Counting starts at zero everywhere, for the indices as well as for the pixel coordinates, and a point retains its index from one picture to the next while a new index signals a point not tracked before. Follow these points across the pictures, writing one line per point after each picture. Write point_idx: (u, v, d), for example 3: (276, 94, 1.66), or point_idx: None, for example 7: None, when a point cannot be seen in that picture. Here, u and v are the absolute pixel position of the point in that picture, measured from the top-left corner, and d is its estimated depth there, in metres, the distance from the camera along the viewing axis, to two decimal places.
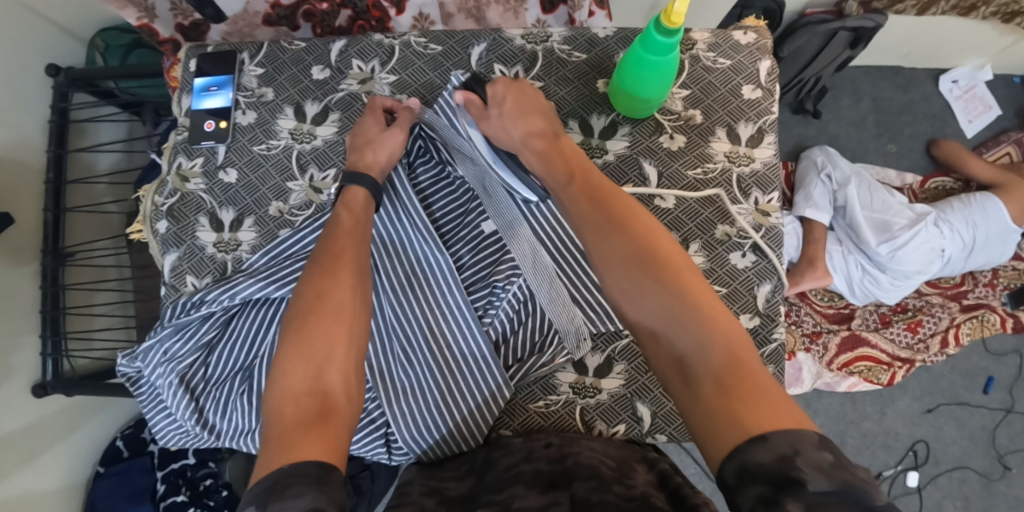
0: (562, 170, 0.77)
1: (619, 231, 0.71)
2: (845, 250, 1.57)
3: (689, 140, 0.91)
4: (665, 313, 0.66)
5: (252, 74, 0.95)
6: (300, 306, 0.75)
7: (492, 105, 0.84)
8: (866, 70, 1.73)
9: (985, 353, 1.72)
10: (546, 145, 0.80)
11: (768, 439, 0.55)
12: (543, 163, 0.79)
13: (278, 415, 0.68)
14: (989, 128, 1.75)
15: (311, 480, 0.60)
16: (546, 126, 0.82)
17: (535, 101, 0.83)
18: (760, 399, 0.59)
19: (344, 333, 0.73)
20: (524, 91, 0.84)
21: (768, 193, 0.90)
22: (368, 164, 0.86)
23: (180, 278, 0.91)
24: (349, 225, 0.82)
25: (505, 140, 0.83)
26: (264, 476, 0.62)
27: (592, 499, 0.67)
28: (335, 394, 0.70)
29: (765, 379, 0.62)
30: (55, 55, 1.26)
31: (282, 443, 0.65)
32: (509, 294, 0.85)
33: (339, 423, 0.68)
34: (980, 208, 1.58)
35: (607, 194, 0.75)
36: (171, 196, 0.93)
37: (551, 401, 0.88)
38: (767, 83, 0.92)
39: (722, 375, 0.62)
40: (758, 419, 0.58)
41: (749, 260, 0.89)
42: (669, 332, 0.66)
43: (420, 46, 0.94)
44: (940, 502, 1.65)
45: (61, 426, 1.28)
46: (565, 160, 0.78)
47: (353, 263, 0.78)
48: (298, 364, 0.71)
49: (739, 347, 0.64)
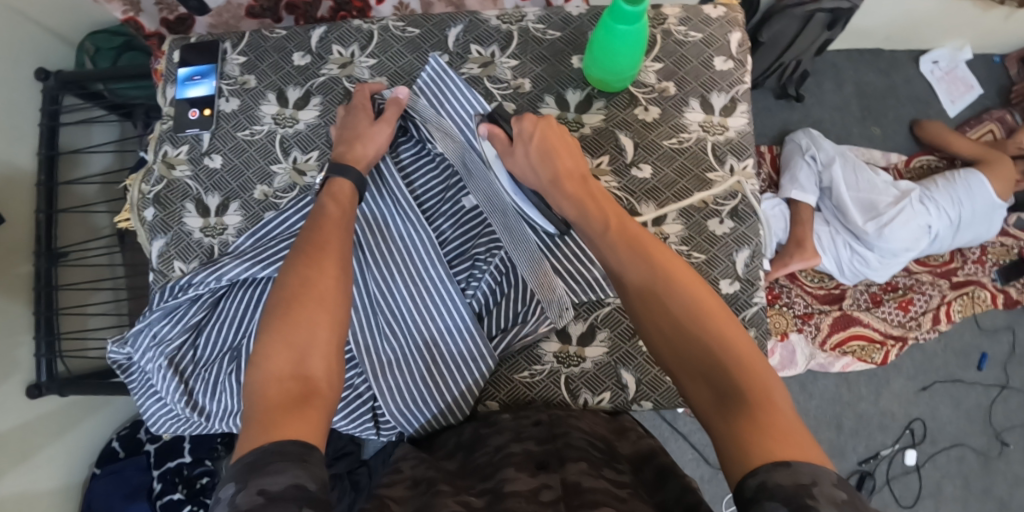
0: (596, 213, 0.77)
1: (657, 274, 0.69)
2: (833, 231, 1.58)
3: (663, 112, 0.92)
4: (704, 350, 0.64)
5: (235, 62, 0.97)
6: (281, 295, 0.71)
7: (518, 142, 0.84)
8: (846, 54, 1.76)
9: (977, 329, 1.73)
10: (575, 184, 0.80)
11: (791, 465, 0.54)
12: (575, 205, 0.79)
13: (257, 398, 0.65)
14: (971, 107, 1.77)
15: (293, 458, 0.59)
16: (573, 166, 0.82)
17: (564, 141, 0.83)
18: (781, 432, 0.57)
19: (329, 319, 0.71)
20: (553, 128, 0.84)
21: (743, 160, 0.92)
22: (356, 158, 0.86)
23: (168, 264, 0.92)
24: (336, 215, 0.80)
25: (531, 179, 0.83)
26: (247, 452, 0.60)
27: (584, 484, 0.67)
28: (317, 380, 0.68)
29: (789, 415, 0.60)
30: (45, 59, 1.28)
31: (263, 422, 0.63)
32: (491, 267, 0.87)
33: (320, 406, 0.66)
34: (966, 184, 1.59)
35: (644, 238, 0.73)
36: (157, 183, 0.94)
37: (536, 371, 0.90)
38: (738, 54, 0.95)
39: (754, 409, 0.59)
40: (781, 448, 0.56)
41: (727, 226, 0.90)
42: (708, 373, 0.63)
43: (398, 30, 0.97)
44: (939, 482, 1.65)
45: (54, 426, 1.27)
46: (598, 203, 0.78)
47: (337, 252, 0.76)
48: (282, 347, 0.68)
49: (771, 385, 0.62)
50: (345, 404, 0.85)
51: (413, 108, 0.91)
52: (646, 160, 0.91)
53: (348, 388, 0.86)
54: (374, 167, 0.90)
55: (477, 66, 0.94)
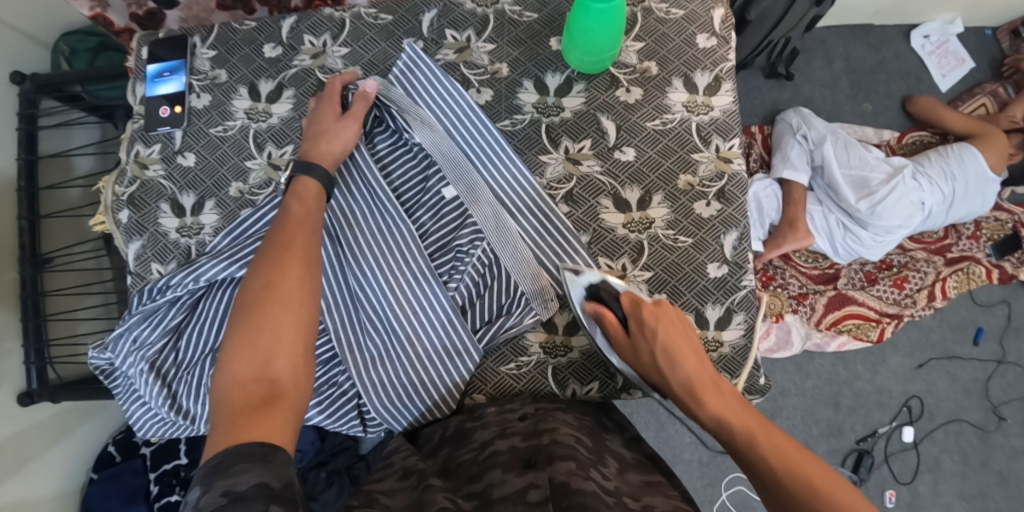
0: (741, 426, 0.67)
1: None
2: (826, 209, 1.57)
3: (646, 92, 0.90)
4: None
5: (204, 57, 0.94)
6: (245, 299, 0.71)
7: (638, 337, 0.76)
8: (835, 31, 1.73)
9: (973, 304, 1.72)
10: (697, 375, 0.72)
11: None
12: (713, 416, 0.69)
13: (223, 402, 0.65)
14: (963, 81, 1.74)
15: (256, 458, 0.59)
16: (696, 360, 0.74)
17: (685, 335, 0.75)
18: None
19: (292, 323, 0.70)
20: (671, 316, 0.77)
21: (729, 140, 0.89)
22: (322, 154, 0.84)
23: (145, 266, 0.89)
24: (300, 215, 0.79)
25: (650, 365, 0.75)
26: (212, 455, 0.60)
27: (571, 484, 0.65)
28: (283, 382, 0.67)
29: None
30: (20, 64, 1.22)
31: (227, 425, 0.63)
32: (473, 258, 0.84)
33: (285, 408, 0.65)
34: (958, 158, 1.57)
35: (791, 451, 0.64)
36: (131, 184, 0.91)
37: (523, 363, 0.88)
38: (721, 31, 0.92)
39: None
40: None
41: (715, 209, 0.88)
42: None
43: (370, 17, 0.94)
44: (938, 457, 1.64)
45: (48, 435, 1.23)
46: (729, 405, 0.69)
47: (302, 254, 0.75)
48: (246, 353, 0.67)
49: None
50: (330, 401, 0.83)
51: (385, 96, 0.88)
52: (629, 143, 0.89)
53: (333, 386, 0.84)
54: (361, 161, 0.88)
55: (453, 52, 0.92)
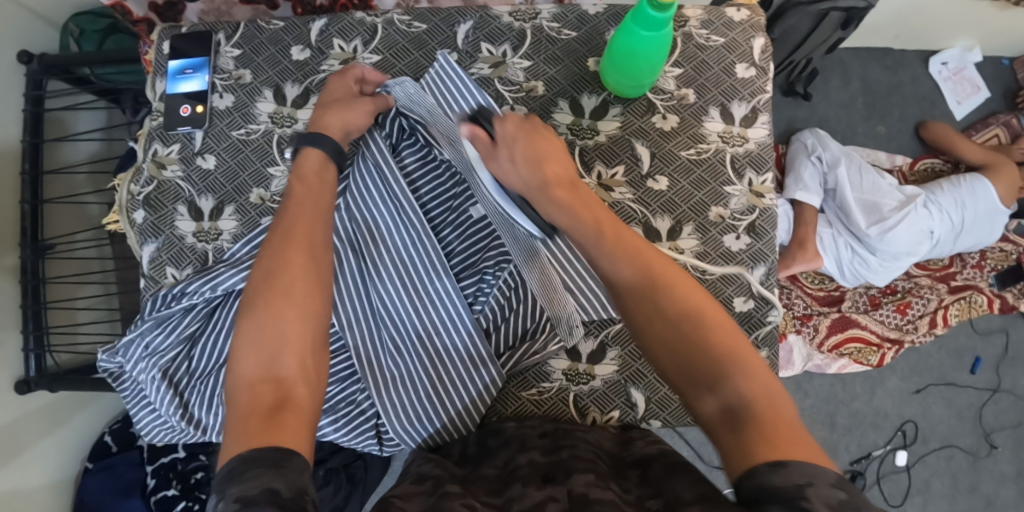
0: (597, 229, 0.69)
1: (687, 325, 0.64)
2: (835, 232, 1.55)
3: (682, 120, 0.88)
4: (683, 345, 0.63)
5: (228, 55, 0.91)
6: (250, 292, 0.69)
7: (502, 146, 0.75)
8: (855, 52, 1.72)
9: (972, 332, 1.72)
10: (568, 196, 0.72)
11: (786, 467, 0.53)
12: (571, 220, 0.71)
13: (234, 404, 0.63)
14: (977, 110, 1.74)
15: (269, 463, 0.56)
16: (567, 174, 0.74)
17: (553, 147, 0.74)
18: (794, 447, 0.55)
19: (298, 319, 0.68)
20: (539, 130, 0.76)
21: (762, 174, 0.88)
22: (327, 126, 0.82)
23: (159, 270, 0.87)
24: (302, 195, 0.76)
25: (515, 183, 0.75)
26: (226, 461, 0.58)
27: (589, 494, 0.63)
28: (293, 385, 0.65)
29: (788, 417, 0.59)
30: (27, 42, 1.17)
31: (239, 430, 0.60)
32: (500, 281, 0.83)
33: (297, 413, 0.63)
34: (970, 189, 1.56)
35: (645, 254, 0.67)
36: (147, 185, 0.89)
37: (544, 388, 0.87)
38: (761, 61, 0.91)
39: (770, 431, 0.57)
40: (777, 447, 0.55)
41: (744, 242, 0.87)
42: (700, 377, 0.62)
43: (403, 24, 0.91)
44: (928, 479, 1.66)
45: (45, 422, 1.20)
46: (590, 211, 0.71)
47: (307, 238, 0.73)
48: (253, 352, 0.65)
49: (786, 407, 0.59)
50: (347, 419, 0.81)
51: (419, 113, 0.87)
52: (663, 172, 0.87)
53: (351, 404, 0.82)
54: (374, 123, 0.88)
55: (487, 67, 0.90)
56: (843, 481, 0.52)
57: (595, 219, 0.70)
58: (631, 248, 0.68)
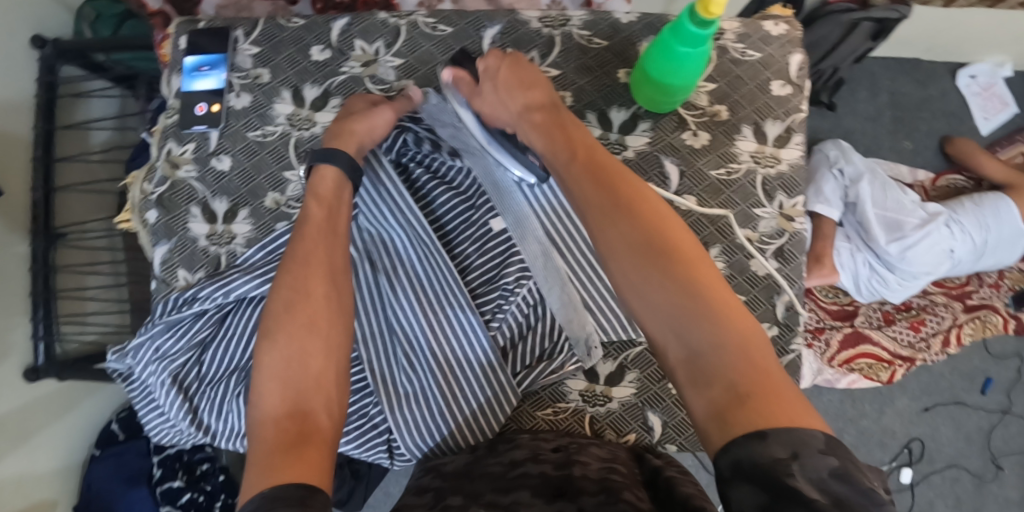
0: (575, 159, 0.70)
1: (654, 256, 0.61)
2: (854, 247, 1.52)
3: (714, 138, 0.86)
4: (648, 281, 0.61)
5: (247, 52, 0.88)
6: (269, 321, 0.67)
7: (486, 79, 0.81)
8: (883, 63, 1.68)
9: (985, 354, 1.67)
10: (549, 122, 0.76)
11: (767, 437, 0.50)
12: (551, 145, 0.73)
13: (257, 440, 0.61)
14: (1004, 126, 1.69)
15: (294, 501, 0.53)
16: (546, 100, 0.78)
17: (533, 76, 0.79)
18: (771, 404, 0.52)
19: (320, 349, 0.66)
20: (519, 64, 0.80)
21: (793, 197, 0.85)
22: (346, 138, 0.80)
23: (171, 272, 0.84)
24: (320, 219, 0.74)
25: (503, 115, 0.80)
26: (247, 501, 0.55)
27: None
28: (314, 414, 0.63)
29: (773, 370, 0.55)
30: (42, 25, 1.14)
31: (262, 468, 0.58)
32: (519, 298, 0.80)
33: (319, 445, 0.60)
34: (992, 208, 1.53)
35: (619, 184, 0.67)
36: (160, 184, 0.86)
37: (560, 409, 0.85)
38: (797, 79, 0.87)
39: (738, 381, 0.54)
40: (758, 408, 0.52)
41: (771, 267, 0.84)
42: (671, 322, 0.59)
43: (428, 27, 0.88)
44: (932, 501, 1.61)
45: (52, 410, 1.18)
46: (569, 137, 0.73)
47: (326, 266, 0.71)
48: (277, 386, 0.64)
49: (765, 359, 0.56)
50: (359, 432, 0.80)
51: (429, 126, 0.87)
52: (691, 191, 0.85)
53: (364, 416, 0.81)
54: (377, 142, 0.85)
55: None
56: (831, 445, 0.49)
57: (572, 147, 0.72)
58: (609, 179, 0.68)
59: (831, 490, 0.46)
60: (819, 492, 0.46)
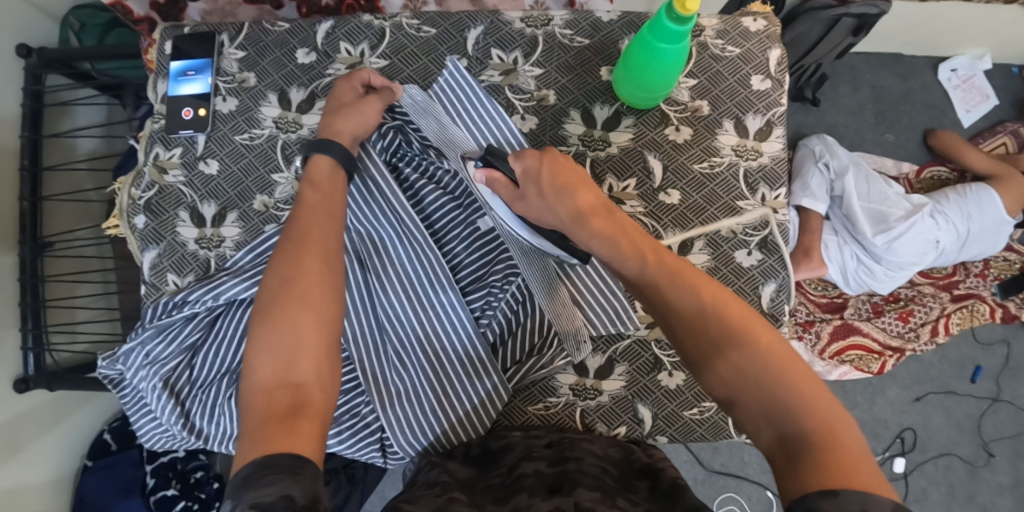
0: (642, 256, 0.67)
1: (741, 348, 0.60)
2: (841, 241, 1.54)
3: (695, 132, 0.87)
4: (737, 372, 0.60)
5: (232, 57, 0.89)
6: (264, 298, 0.67)
7: (528, 182, 0.72)
8: (866, 57, 1.69)
9: (974, 342, 1.69)
10: (605, 225, 0.69)
11: (839, 495, 0.50)
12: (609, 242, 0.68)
13: (250, 410, 0.62)
14: (985, 118, 1.71)
15: (286, 470, 0.55)
16: (597, 202, 0.71)
17: (580, 175, 0.71)
18: (854, 478, 0.51)
19: (312, 320, 0.66)
20: (563, 164, 0.71)
21: (775, 189, 0.86)
22: (340, 131, 0.80)
23: (160, 276, 0.85)
24: (316, 203, 0.75)
25: (553, 220, 0.72)
26: (240, 468, 0.57)
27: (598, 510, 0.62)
28: (309, 388, 0.64)
29: (859, 454, 0.54)
30: (27, 35, 1.14)
31: (254, 437, 0.59)
32: (508, 294, 0.81)
33: (314, 416, 0.62)
34: (976, 199, 1.54)
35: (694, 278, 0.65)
36: (148, 189, 0.87)
37: (551, 403, 0.86)
38: (776, 73, 0.89)
39: (826, 460, 0.53)
40: (837, 472, 0.52)
41: (755, 258, 0.85)
42: (766, 412, 0.58)
43: (412, 28, 0.89)
44: (925, 489, 1.62)
45: (42, 421, 1.17)
46: (629, 237, 0.68)
47: (319, 245, 0.71)
48: (268, 355, 0.64)
49: (849, 437, 0.55)
50: (351, 432, 0.80)
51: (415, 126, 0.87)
52: (676, 185, 0.86)
53: (355, 416, 0.81)
54: (364, 141, 0.85)
55: (498, 74, 0.88)
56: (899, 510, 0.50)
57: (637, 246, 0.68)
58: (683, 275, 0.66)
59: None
60: None
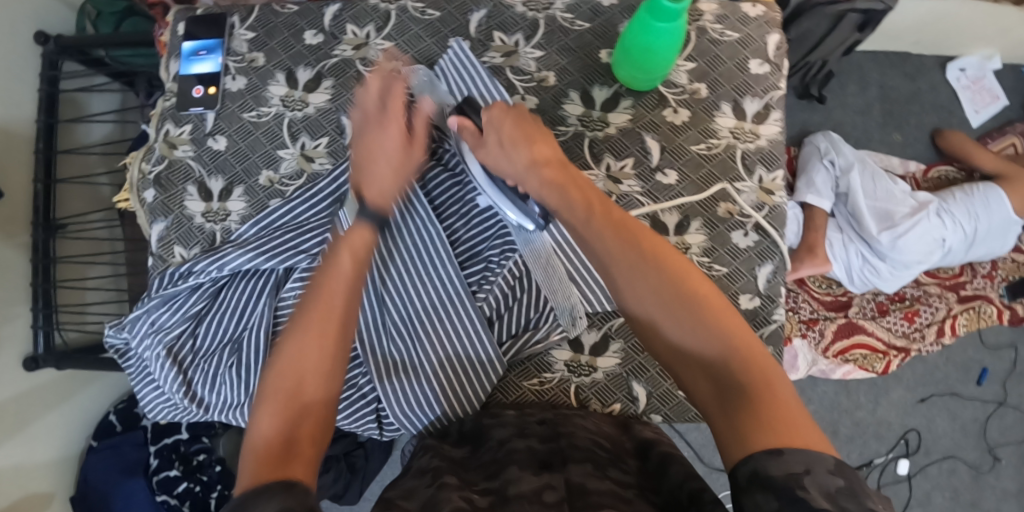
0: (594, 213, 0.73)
1: (680, 304, 0.64)
2: (846, 238, 1.53)
3: (693, 115, 0.88)
4: (679, 331, 0.64)
5: (243, 38, 0.92)
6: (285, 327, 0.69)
7: (489, 131, 0.79)
8: (873, 56, 1.70)
9: (980, 345, 1.67)
10: (558, 176, 0.75)
11: (784, 454, 0.53)
12: (562, 198, 0.74)
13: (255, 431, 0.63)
14: (994, 118, 1.71)
15: (281, 486, 0.55)
16: (553, 154, 0.77)
17: (537, 130, 0.78)
18: (795, 435, 0.54)
19: (323, 361, 0.67)
20: (525, 117, 0.79)
21: (773, 171, 0.87)
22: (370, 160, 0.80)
23: (167, 249, 0.88)
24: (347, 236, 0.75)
25: (508, 168, 0.78)
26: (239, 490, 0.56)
27: (587, 485, 0.63)
28: (314, 414, 0.65)
29: (794, 409, 0.57)
30: (46, 22, 1.19)
31: (257, 458, 0.59)
32: (505, 269, 0.83)
33: (311, 445, 0.62)
34: (983, 198, 1.54)
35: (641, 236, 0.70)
36: (158, 164, 0.90)
37: (546, 379, 0.87)
38: (775, 58, 0.90)
39: (768, 419, 0.56)
40: (780, 432, 0.55)
41: (752, 240, 0.86)
42: (699, 359, 0.62)
43: (417, 11, 0.92)
44: (929, 492, 1.61)
45: (48, 398, 1.19)
46: (582, 192, 0.74)
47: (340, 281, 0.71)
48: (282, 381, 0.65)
49: (781, 389, 0.58)
50: (349, 403, 0.82)
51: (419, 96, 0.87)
52: (672, 166, 0.87)
53: (353, 387, 0.83)
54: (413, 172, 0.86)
55: (499, 55, 0.90)
56: (841, 466, 0.52)
57: (589, 203, 0.74)
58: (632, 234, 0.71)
59: (837, 499, 0.49)
60: (829, 503, 0.49)
